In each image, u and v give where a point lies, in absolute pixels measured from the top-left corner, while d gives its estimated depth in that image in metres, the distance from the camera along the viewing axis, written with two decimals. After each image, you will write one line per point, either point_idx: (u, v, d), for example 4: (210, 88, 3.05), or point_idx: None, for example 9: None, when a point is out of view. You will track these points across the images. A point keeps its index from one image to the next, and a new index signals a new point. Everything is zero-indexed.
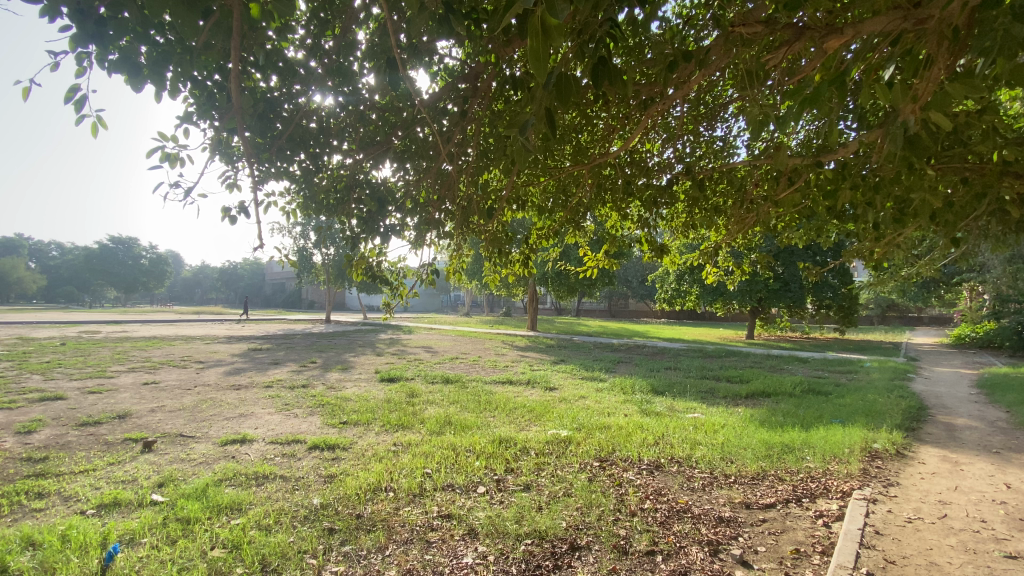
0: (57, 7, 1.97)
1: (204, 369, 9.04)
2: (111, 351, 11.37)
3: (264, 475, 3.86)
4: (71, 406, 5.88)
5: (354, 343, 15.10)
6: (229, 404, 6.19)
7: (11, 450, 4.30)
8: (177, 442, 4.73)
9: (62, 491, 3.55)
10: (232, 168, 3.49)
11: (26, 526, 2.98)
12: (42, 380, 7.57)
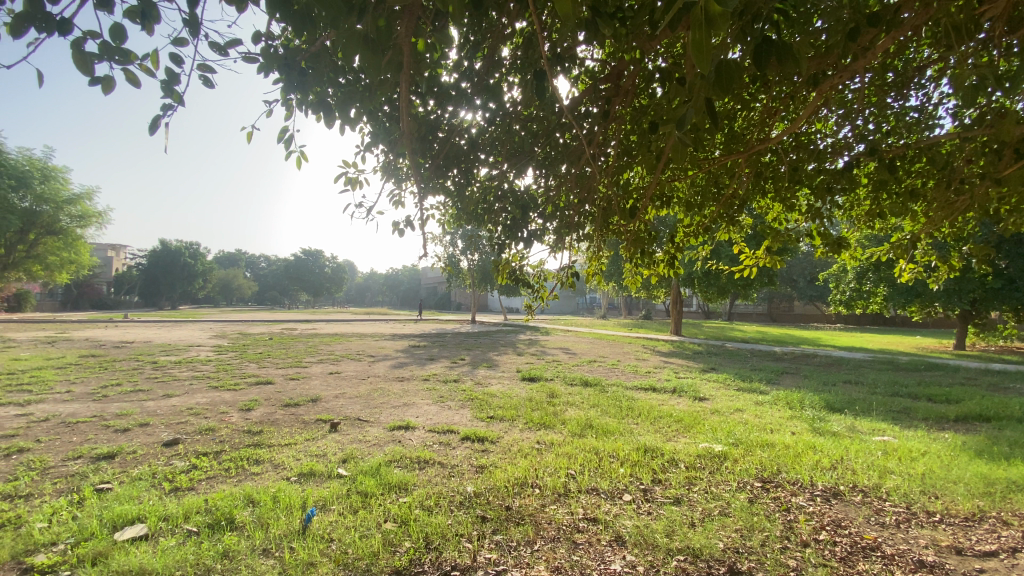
0: (273, 65, 2.43)
1: (373, 362, 10.32)
2: (304, 345, 13.62)
3: (425, 460, 4.26)
4: (278, 390, 7.18)
5: (498, 343, 15.91)
6: (394, 394, 6.97)
7: (239, 422, 5.41)
8: (355, 424, 5.47)
9: (273, 459, 4.35)
10: (399, 187, 3.95)
11: (250, 486, 3.70)
12: (257, 367, 9.36)
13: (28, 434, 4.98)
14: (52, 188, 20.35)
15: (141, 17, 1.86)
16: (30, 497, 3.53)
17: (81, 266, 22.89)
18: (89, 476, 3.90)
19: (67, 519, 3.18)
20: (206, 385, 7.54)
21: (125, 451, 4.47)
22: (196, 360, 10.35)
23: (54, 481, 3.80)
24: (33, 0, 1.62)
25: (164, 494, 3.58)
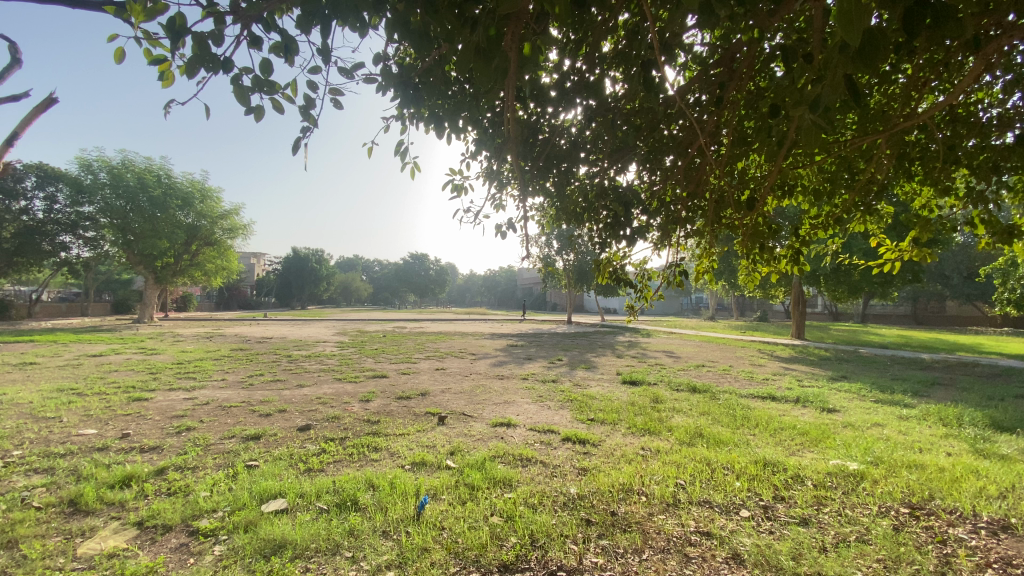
0: (390, 83, 2.62)
1: (476, 360, 10.70)
2: (413, 342, 14.51)
3: (528, 458, 4.32)
4: (391, 383, 7.73)
5: (597, 344, 15.66)
6: (496, 392, 7.16)
7: (359, 412, 5.91)
8: (461, 419, 5.71)
9: (389, 447, 4.68)
10: (500, 190, 4.05)
11: (369, 471, 4.02)
12: (373, 362, 10.18)
13: (195, 415, 5.88)
14: (209, 206, 23.78)
15: (284, 50, 2.09)
16: (197, 468, 4.16)
17: (231, 271, 26.48)
18: (240, 453, 4.50)
19: (225, 490, 3.69)
20: (330, 377, 8.35)
21: (267, 433, 5.09)
22: (322, 354, 11.52)
23: (214, 456, 4.43)
24: (202, 45, 1.89)
25: (299, 474, 4.01)
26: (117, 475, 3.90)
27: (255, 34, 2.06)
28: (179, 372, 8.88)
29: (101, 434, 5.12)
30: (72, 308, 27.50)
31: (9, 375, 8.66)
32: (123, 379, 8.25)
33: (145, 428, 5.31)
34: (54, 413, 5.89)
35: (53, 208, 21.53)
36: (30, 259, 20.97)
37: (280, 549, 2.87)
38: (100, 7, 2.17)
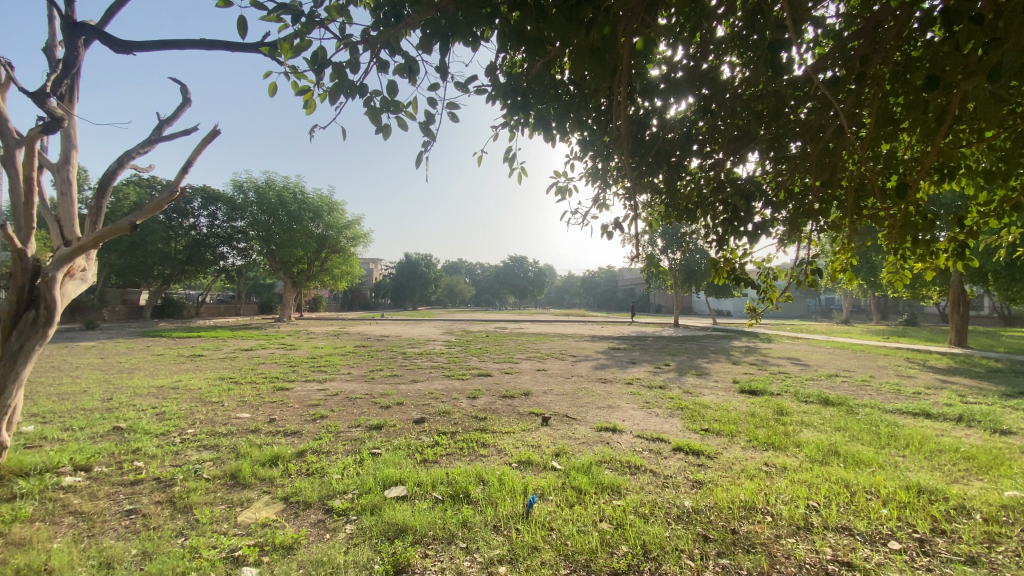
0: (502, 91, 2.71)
1: (578, 362, 10.63)
2: (515, 343, 14.80)
3: (636, 466, 4.19)
4: (496, 382, 7.96)
5: (708, 349, 14.71)
6: (600, 395, 7.04)
7: (467, 409, 6.17)
8: (565, 421, 5.70)
9: (496, 444, 4.83)
10: (605, 189, 4.00)
11: (480, 466, 4.18)
12: (478, 361, 10.56)
13: (326, 404, 6.55)
14: (334, 217, 26.35)
15: (408, 71, 2.24)
16: (329, 452, 4.63)
17: (353, 276, 29.09)
18: (365, 441, 4.92)
19: (353, 474, 4.07)
20: (440, 374, 8.83)
21: (387, 424, 5.51)
22: (432, 352, 12.21)
23: (344, 442, 4.90)
24: (342, 74, 2.09)
25: (416, 463, 4.29)
26: (266, 455, 4.47)
27: (382, 59, 2.24)
28: (313, 366, 9.98)
29: (253, 418, 5.92)
30: (229, 309, 32.14)
31: (186, 365, 10.36)
32: (269, 370, 9.47)
33: (287, 415, 6.03)
34: (218, 398, 6.93)
35: (215, 224, 25.33)
36: (200, 267, 24.87)
37: (401, 533, 3.08)
38: (257, 49, 2.49)
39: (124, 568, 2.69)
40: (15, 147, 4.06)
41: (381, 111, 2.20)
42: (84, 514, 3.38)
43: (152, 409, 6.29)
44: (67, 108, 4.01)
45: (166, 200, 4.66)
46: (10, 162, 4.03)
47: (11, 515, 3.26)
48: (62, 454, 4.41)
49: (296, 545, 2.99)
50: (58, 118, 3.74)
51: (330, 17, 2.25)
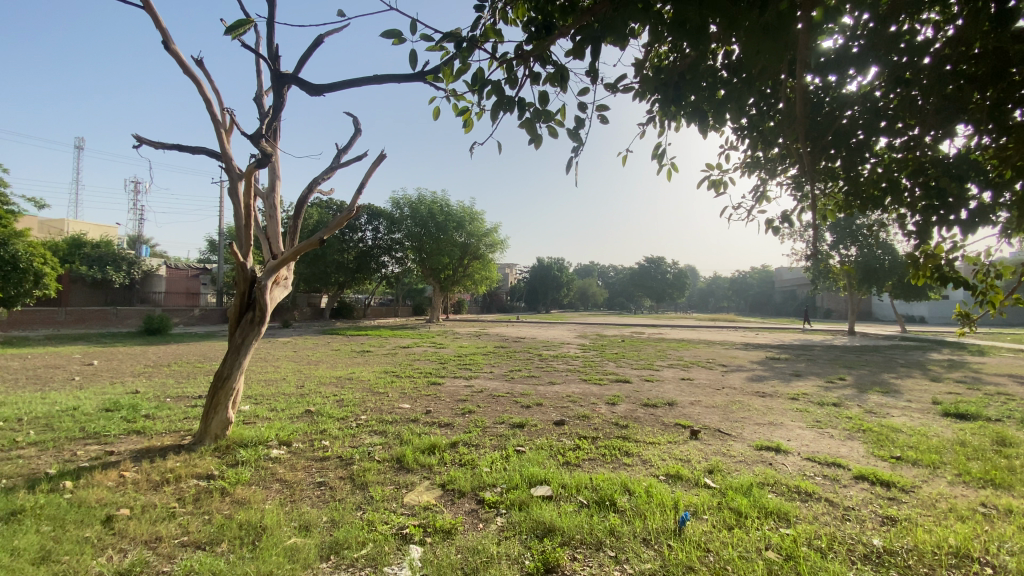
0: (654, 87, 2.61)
1: (729, 372, 9.79)
2: (656, 349, 14.18)
3: (807, 493, 3.70)
4: (637, 389, 7.72)
5: (894, 362, 12.47)
6: (757, 410, 6.40)
7: (608, 415, 6.07)
8: (717, 436, 5.29)
9: (641, 454, 4.67)
10: (766, 180, 3.63)
11: (625, 475, 4.07)
12: (617, 366, 10.35)
13: (473, 400, 6.98)
14: (476, 226, 27.98)
15: (560, 79, 2.27)
16: (479, 446, 4.91)
17: (493, 280, 30.57)
18: (510, 438, 5.12)
19: (501, 469, 4.26)
20: (579, 377, 8.84)
21: (530, 423, 5.68)
22: (570, 355, 12.27)
23: (491, 437, 5.17)
24: (500, 90, 2.20)
25: (560, 465, 4.34)
26: (425, 443, 4.91)
27: (535, 71, 2.32)
28: (460, 363, 10.71)
29: (412, 409, 6.56)
30: (388, 310, 36.07)
31: (356, 359, 11.89)
32: (422, 366, 10.41)
33: (440, 408, 6.55)
34: (382, 390, 7.81)
35: (378, 236, 28.66)
36: (366, 275, 28.33)
37: (550, 533, 3.14)
38: (424, 76, 2.77)
39: (318, 532, 3.17)
40: (237, 180, 5.07)
41: (535, 122, 2.28)
42: (287, 482, 4.05)
43: (332, 396, 7.33)
44: (274, 145, 4.89)
45: (343, 219, 5.34)
46: (234, 191, 5.04)
47: (237, 477, 4.05)
48: (271, 430, 5.36)
49: (453, 531, 3.22)
50: (268, 154, 4.59)
51: (486, 39, 2.40)
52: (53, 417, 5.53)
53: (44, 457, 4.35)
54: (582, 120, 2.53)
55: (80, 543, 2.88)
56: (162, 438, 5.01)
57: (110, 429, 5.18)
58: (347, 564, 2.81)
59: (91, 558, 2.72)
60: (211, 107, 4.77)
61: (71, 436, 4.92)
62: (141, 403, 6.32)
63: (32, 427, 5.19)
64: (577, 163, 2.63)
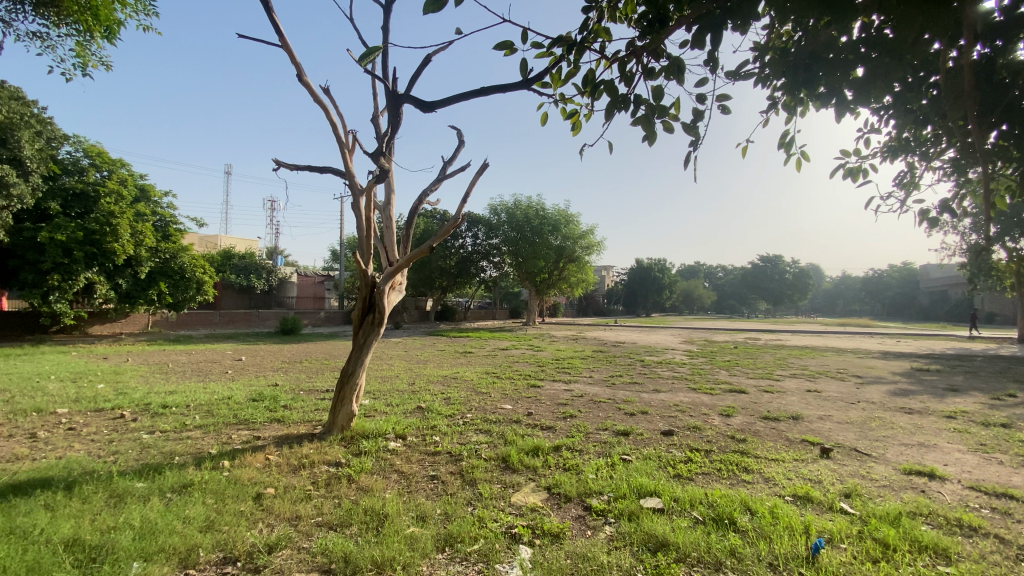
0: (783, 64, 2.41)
1: (864, 384, 8.66)
2: (773, 357, 13.00)
3: (973, 528, 3.15)
4: (754, 400, 7.13)
5: None
6: (903, 429, 5.58)
7: (722, 427, 5.68)
8: (853, 456, 4.70)
9: (762, 471, 4.30)
10: (919, 164, 3.17)
11: (745, 493, 3.77)
12: (729, 375, 9.65)
13: (575, 405, 6.92)
14: (572, 228, 27.81)
15: (676, 71, 2.17)
16: (583, 451, 4.85)
17: (589, 283, 30.18)
18: (615, 445, 5.00)
19: (607, 476, 4.16)
20: (686, 385, 8.37)
21: (635, 431, 5.49)
22: (675, 362, 11.69)
23: (595, 444, 5.08)
24: (612, 89, 2.16)
25: (670, 477, 4.14)
26: (529, 445, 4.96)
27: (649, 66, 2.24)
28: (559, 367, 10.70)
29: (515, 410, 6.68)
30: (487, 313, 37.17)
31: (460, 360, 12.39)
32: (522, 368, 10.56)
33: (542, 410, 6.59)
34: (485, 390, 8.05)
35: (477, 243, 29.66)
36: (466, 279, 29.44)
37: (662, 547, 3.00)
38: (532, 84, 2.83)
39: (433, 524, 3.33)
40: (359, 195, 5.56)
41: (651, 118, 2.20)
42: (404, 473, 4.32)
43: (440, 394, 7.70)
44: (389, 162, 5.29)
45: (450, 227, 5.56)
46: (356, 206, 5.53)
47: (361, 466, 4.40)
48: (388, 424, 5.78)
49: (562, 535, 3.20)
50: (385, 170, 4.98)
51: (596, 39, 2.37)
52: (213, 405, 6.45)
53: (207, 438, 5.09)
54: (700, 113, 2.40)
55: (237, 515, 3.32)
56: (298, 426, 5.62)
57: (257, 417, 5.92)
58: (461, 558, 2.93)
59: (246, 530, 3.12)
60: (337, 130, 5.28)
61: (227, 422, 5.70)
62: (279, 395, 7.15)
63: (197, 412, 6.11)
64: (696, 159, 2.50)
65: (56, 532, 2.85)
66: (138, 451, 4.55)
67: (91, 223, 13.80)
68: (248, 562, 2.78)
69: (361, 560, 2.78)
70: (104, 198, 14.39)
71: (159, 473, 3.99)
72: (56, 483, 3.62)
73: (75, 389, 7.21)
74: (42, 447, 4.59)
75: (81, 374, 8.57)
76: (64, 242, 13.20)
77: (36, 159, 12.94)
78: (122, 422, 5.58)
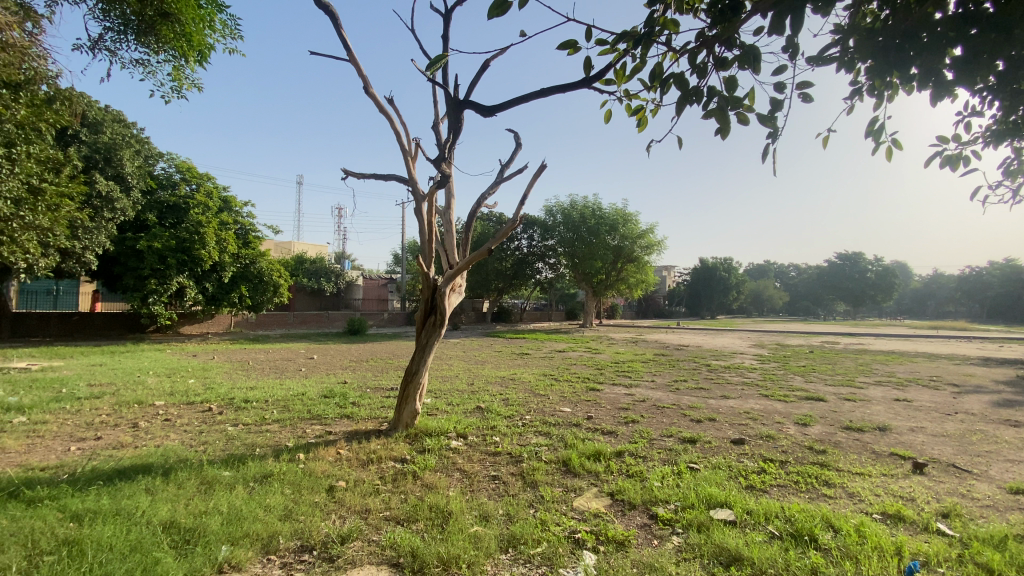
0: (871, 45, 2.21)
1: (962, 393, 7.83)
2: (854, 362, 12.05)
3: None
4: (834, 409, 6.64)
5: None
6: (1012, 444, 4.98)
7: (798, 437, 5.33)
8: (952, 472, 4.25)
9: (846, 486, 3.98)
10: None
11: (827, 508, 3.50)
12: (804, 381, 9.04)
13: (636, 409, 6.74)
14: (631, 227, 27.13)
15: (751, 61, 2.06)
16: (647, 458, 4.71)
17: (649, 284, 29.40)
18: (681, 453, 4.81)
19: (674, 485, 4.01)
20: (756, 392, 7.93)
21: (702, 439, 5.27)
22: (743, 367, 11.09)
23: (659, 450, 4.92)
24: (682, 82, 2.09)
25: (742, 488, 3.93)
26: (590, 449, 4.88)
27: (721, 56, 2.14)
28: (619, 370, 10.47)
29: (575, 413, 6.61)
30: (544, 314, 37.11)
31: (517, 361, 12.42)
32: (581, 371, 10.42)
33: (602, 414, 6.47)
34: (544, 392, 8.02)
35: (533, 244, 29.72)
36: (522, 281, 29.89)
37: (736, 562, 2.85)
38: (595, 82, 2.79)
39: (496, 524, 3.35)
40: (421, 201, 5.71)
41: (725, 110, 2.10)
42: (466, 472, 4.39)
43: (499, 395, 7.77)
44: (450, 167, 5.39)
45: (509, 229, 5.55)
46: (418, 211, 5.69)
47: (425, 463, 4.52)
48: (450, 423, 5.89)
49: (627, 543, 3.12)
50: (446, 175, 5.08)
51: (663, 31, 2.30)
52: (289, 400, 6.86)
53: (285, 432, 5.41)
54: (778, 102, 2.27)
55: (312, 506, 3.50)
56: (365, 423, 5.86)
57: (327, 413, 6.23)
58: (525, 560, 2.92)
59: (320, 520, 3.27)
60: (401, 138, 5.45)
61: (301, 416, 6.04)
62: (348, 392, 7.50)
63: (275, 407, 6.52)
64: (774, 151, 2.36)
65: (156, 514, 3.13)
66: (224, 442, 4.92)
67: (182, 232, 15.16)
68: (323, 551, 2.92)
69: (428, 556, 2.84)
70: (193, 209, 15.72)
71: (243, 463, 4.29)
72: (156, 469, 3.98)
73: (170, 383, 7.91)
74: (143, 435, 5.07)
75: (174, 369, 9.39)
76: (159, 250, 14.59)
77: (136, 176, 14.33)
78: (210, 414, 6.06)
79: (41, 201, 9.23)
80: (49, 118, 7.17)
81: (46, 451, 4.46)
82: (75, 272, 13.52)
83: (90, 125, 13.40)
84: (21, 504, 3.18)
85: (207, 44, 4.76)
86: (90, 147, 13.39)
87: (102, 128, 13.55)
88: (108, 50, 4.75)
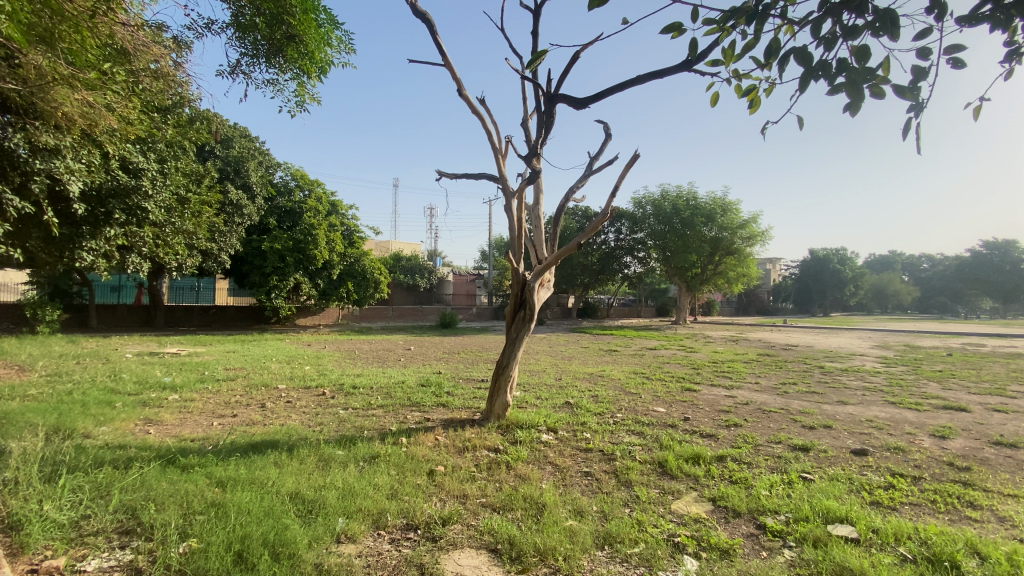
0: None
1: None
2: (1006, 367, 10.35)
3: None
4: (979, 421, 5.76)
5: None
6: None
7: (933, 450, 4.70)
8: None
9: (996, 509, 3.43)
10: None
11: (972, 533, 3.04)
12: (940, 388, 7.95)
13: (738, 413, 6.33)
14: (729, 218, 25.43)
15: (888, 26, 1.83)
16: (752, 465, 4.41)
17: (750, 278, 27.47)
18: (792, 461, 4.44)
19: (784, 495, 3.72)
20: (881, 399, 7.07)
21: (817, 447, 4.83)
22: (864, 370, 9.97)
23: (766, 457, 4.59)
24: (806, 56, 1.91)
25: (866, 504, 3.54)
26: (688, 452, 4.67)
27: (850, 24, 1.93)
28: (717, 370, 9.88)
29: (669, 413, 6.35)
30: (632, 310, 35.96)
31: (606, 358, 12.15)
32: (675, 370, 9.96)
33: (699, 416, 6.17)
34: (635, 390, 7.80)
35: (620, 237, 29.00)
36: (609, 276, 29.40)
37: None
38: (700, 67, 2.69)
39: (591, 520, 3.33)
40: (511, 198, 5.80)
41: (858, 83, 1.89)
42: (558, 466, 4.40)
43: (588, 391, 7.69)
44: (540, 162, 5.41)
45: (600, 220, 5.31)
46: (508, 208, 5.77)
47: (517, 454, 4.60)
48: (540, 416, 5.92)
49: (732, 552, 2.95)
50: (536, 171, 5.10)
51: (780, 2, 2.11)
52: (390, 387, 7.35)
53: (388, 417, 5.79)
54: (922, 69, 1.99)
55: (416, 487, 3.72)
56: (459, 412, 6.09)
57: (425, 401, 6.58)
58: (622, 559, 2.87)
59: (423, 501, 3.47)
60: (491, 136, 5.54)
61: (402, 403, 6.44)
62: (443, 382, 7.84)
63: (379, 393, 7.00)
64: (918, 126, 2.08)
65: (284, 485, 3.51)
66: (336, 424, 5.38)
67: (298, 234, 16.80)
68: (427, 531, 3.09)
69: (525, 545, 2.90)
70: (306, 213, 17.26)
71: (353, 443, 4.67)
72: (282, 445, 4.46)
73: (290, 369, 8.81)
74: (270, 414, 5.70)
75: (292, 357, 10.43)
76: (279, 250, 16.35)
77: (259, 184, 16.10)
78: (324, 398, 6.66)
79: (187, 209, 10.75)
80: (193, 137, 8.27)
81: (195, 425, 5.18)
82: (211, 271, 15.48)
83: (223, 142, 15.56)
84: (178, 469, 3.72)
85: (326, 60, 5.20)
86: (223, 160, 15.48)
87: (232, 144, 15.68)
88: (244, 74, 5.37)
